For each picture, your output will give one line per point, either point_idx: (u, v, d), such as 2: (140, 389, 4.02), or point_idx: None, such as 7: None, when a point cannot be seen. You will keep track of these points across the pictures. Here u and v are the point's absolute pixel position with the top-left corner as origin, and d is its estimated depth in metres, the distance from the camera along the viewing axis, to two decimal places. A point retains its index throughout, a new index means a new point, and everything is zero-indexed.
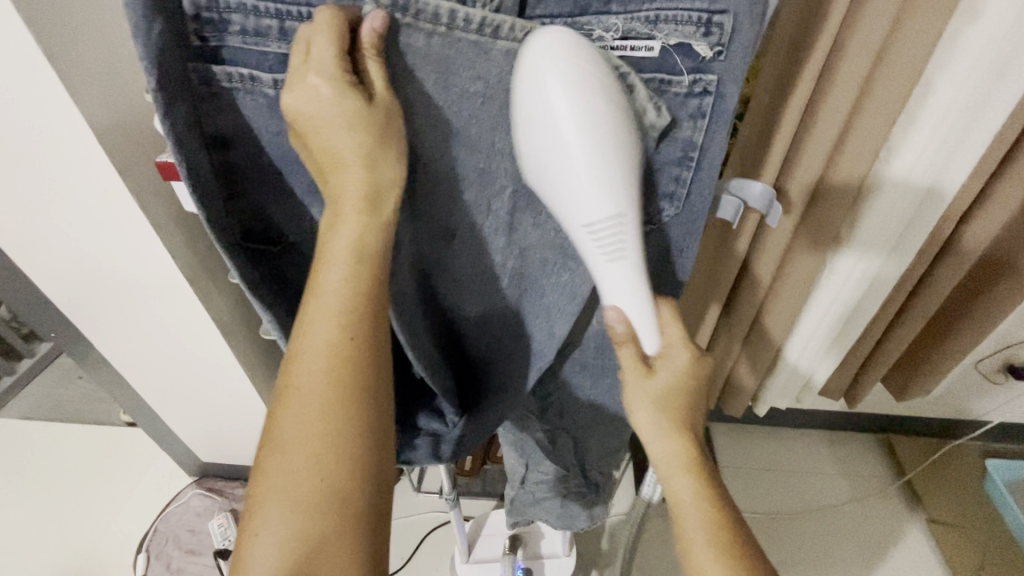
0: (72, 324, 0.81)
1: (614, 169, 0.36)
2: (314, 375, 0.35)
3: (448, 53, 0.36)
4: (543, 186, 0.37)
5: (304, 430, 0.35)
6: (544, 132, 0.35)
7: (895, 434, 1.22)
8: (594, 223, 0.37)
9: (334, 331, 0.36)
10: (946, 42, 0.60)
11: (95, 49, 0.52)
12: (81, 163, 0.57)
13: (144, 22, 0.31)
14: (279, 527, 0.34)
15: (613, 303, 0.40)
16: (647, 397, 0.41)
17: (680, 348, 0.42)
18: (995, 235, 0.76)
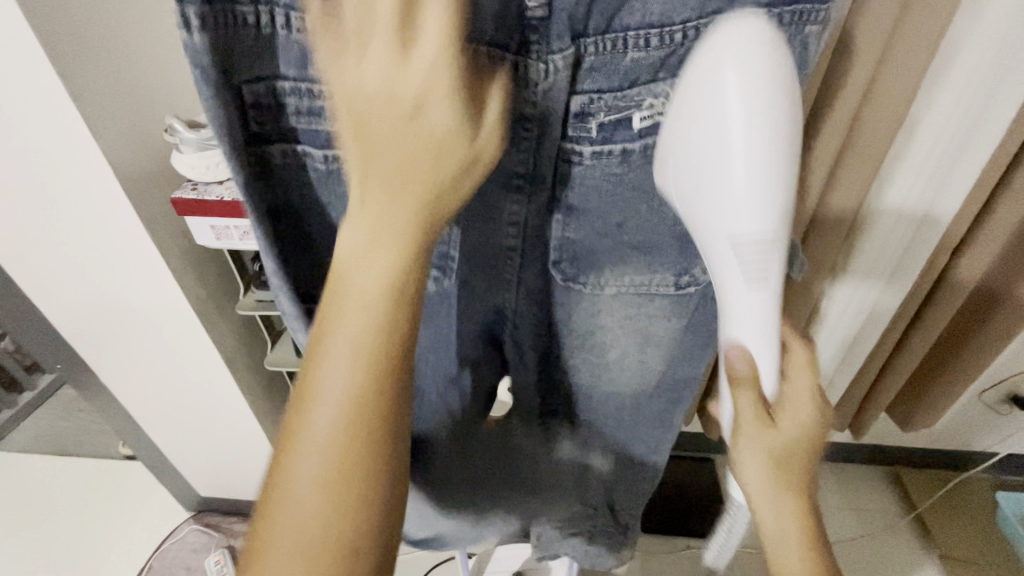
0: (78, 355, 0.81)
1: (775, 178, 0.32)
2: (334, 414, 0.29)
3: (491, 162, 0.40)
4: (692, 190, 0.35)
5: (317, 473, 0.30)
6: (710, 130, 0.32)
7: (903, 466, 1.20)
8: (741, 242, 0.34)
9: (379, 312, 0.29)
10: (929, 81, 0.63)
11: (115, 89, 0.55)
12: (99, 197, 0.59)
13: (216, 122, 0.33)
14: (310, 526, 0.30)
15: (737, 339, 0.38)
16: (769, 448, 0.40)
17: (805, 396, 0.41)
18: (983, 272, 0.77)
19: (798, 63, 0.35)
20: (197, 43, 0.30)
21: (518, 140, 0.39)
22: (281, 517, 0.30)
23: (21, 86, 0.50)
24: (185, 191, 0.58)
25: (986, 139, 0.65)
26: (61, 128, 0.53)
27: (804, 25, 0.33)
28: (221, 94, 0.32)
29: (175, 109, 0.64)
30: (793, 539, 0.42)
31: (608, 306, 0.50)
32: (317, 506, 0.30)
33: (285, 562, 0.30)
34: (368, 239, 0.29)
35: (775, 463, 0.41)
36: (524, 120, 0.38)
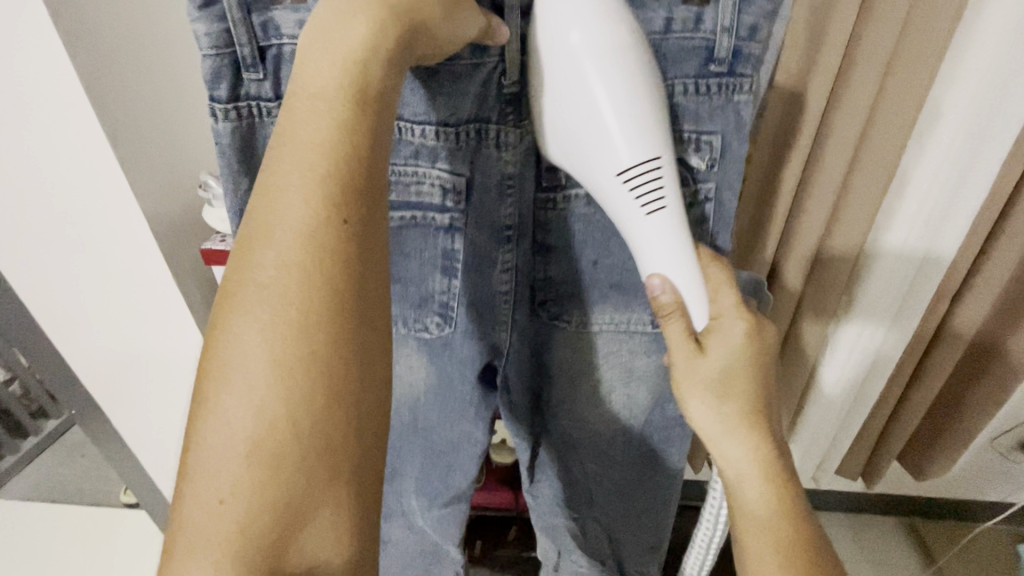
0: (94, 400, 0.82)
1: (640, 106, 0.38)
2: (252, 362, 0.30)
3: (480, 201, 0.46)
4: (574, 138, 0.39)
5: (244, 424, 0.29)
6: (570, 73, 0.38)
7: (918, 518, 1.17)
8: (627, 170, 0.38)
9: (309, 200, 0.30)
10: (916, 142, 0.68)
11: (155, 150, 0.60)
12: (130, 249, 0.63)
13: (234, 182, 0.41)
14: (242, 440, 0.29)
15: (658, 270, 0.41)
16: (700, 377, 0.42)
17: (733, 317, 0.42)
18: (981, 323, 0.79)
19: (733, 120, 0.44)
20: (223, 133, 0.39)
21: (502, 197, 0.46)
22: (210, 439, 0.30)
23: (72, 138, 0.54)
24: (216, 243, 0.61)
25: (972, 195, 0.69)
26: (103, 181, 0.57)
27: (732, 94, 0.43)
28: (246, 165, 0.41)
29: (208, 165, 0.69)
30: (749, 469, 0.42)
31: (593, 343, 0.55)
32: (243, 441, 0.29)
33: (220, 479, 0.29)
34: (300, 127, 0.31)
35: (714, 393, 0.42)
36: (506, 179, 0.45)
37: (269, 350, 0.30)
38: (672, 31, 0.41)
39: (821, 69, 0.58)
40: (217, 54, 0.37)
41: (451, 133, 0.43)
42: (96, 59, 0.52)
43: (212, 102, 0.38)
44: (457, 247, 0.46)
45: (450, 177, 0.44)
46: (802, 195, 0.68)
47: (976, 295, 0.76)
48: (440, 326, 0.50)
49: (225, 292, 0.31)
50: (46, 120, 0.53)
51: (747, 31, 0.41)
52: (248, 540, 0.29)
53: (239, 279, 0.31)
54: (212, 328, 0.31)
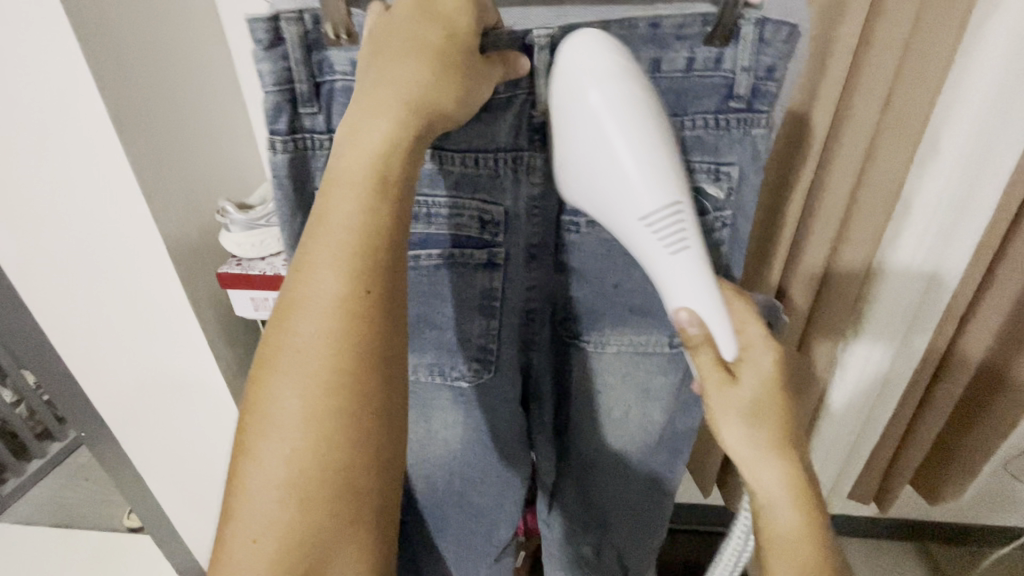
0: (103, 421, 0.82)
1: (658, 153, 0.38)
2: (293, 399, 0.32)
3: (513, 224, 0.47)
4: (597, 187, 0.39)
5: (283, 457, 0.31)
6: (589, 127, 0.38)
7: (931, 545, 1.15)
8: (650, 215, 0.38)
9: (341, 275, 0.32)
10: (919, 168, 0.69)
11: (175, 174, 0.62)
12: (147, 271, 0.64)
13: (288, 214, 0.43)
14: (285, 478, 0.31)
15: (684, 305, 0.39)
16: (736, 408, 0.41)
17: (761, 349, 0.43)
18: (990, 344, 0.79)
19: (750, 152, 0.46)
20: (279, 163, 0.41)
21: (529, 219, 0.47)
22: (249, 480, 0.32)
23: (94, 160, 0.56)
24: (231, 267, 0.62)
25: (976, 219, 0.70)
26: (123, 204, 0.59)
27: (750, 128, 0.45)
28: (297, 197, 0.43)
29: (227, 190, 0.71)
30: (781, 494, 0.41)
31: (609, 362, 0.55)
32: (285, 471, 0.31)
33: (257, 519, 0.31)
34: (334, 212, 0.33)
35: (748, 420, 0.42)
36: (532, 203, 0.46)
37: (307, 404, 0.31)
38: (693, 70, 0.43)
39: (824, 96, 0.60)
40: (278, 90, 0.39)
41: (489, 160, 0.44)
42: (124, 89, 0.54)
43: (270, 135, 0.40)
44: (496, 285, 0.48)
45: (490, 208, 0.45)
46: (808, 216, 0.70)
47: (984, 317, 0.76)
48: (478, 372, 0.51)
49: (264, 353, 0.33)
50: (73, 145, 0.55)
51: (765, 71, 0.42)
52: (291, 561, 0.32)
53: (277, 344, 0.32)
54: (253, 382, 0.33)
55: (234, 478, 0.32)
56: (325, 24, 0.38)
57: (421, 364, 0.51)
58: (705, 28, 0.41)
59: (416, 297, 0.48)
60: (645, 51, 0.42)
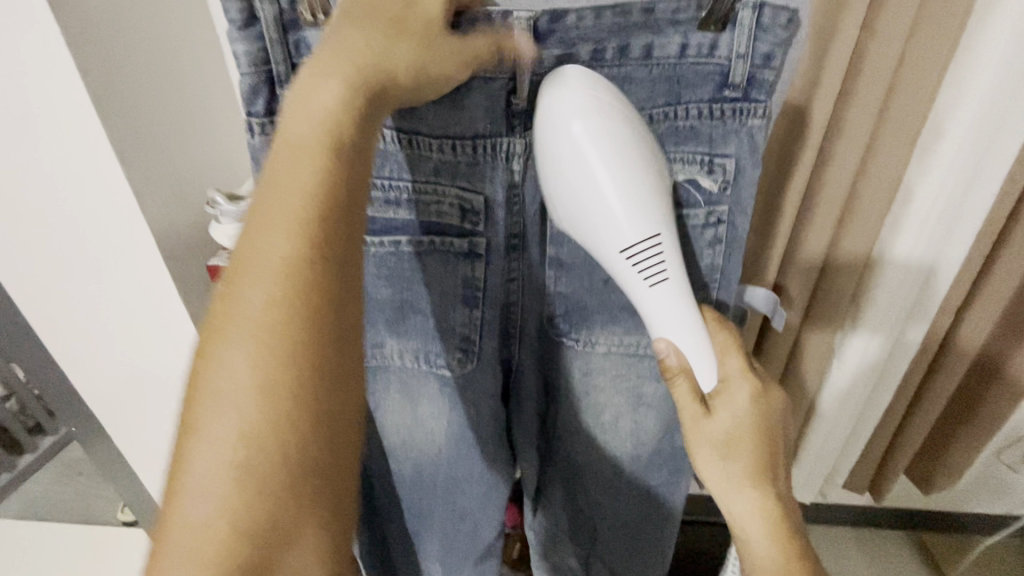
0: (93, 414, 0.81)
1: (642, 192, 0.40)
2: (239, 366, 0.30)
3: (494, 210, 0.46)
4: (581, 220, 0.41)
5: (227, 431, 0.29)
6: (574, 162, 0.39)
7: (925, 533, 1.16)
8: (633, 249, 0.40)
9: (291, 231, 0.31)
10: (919, 158, 0.69)
11: (164, 165, 0.60)
12: (137, 264, 0.62)
13: None
14: (230, 453, 0.29)
15: (661, 334, 0.43)
16: (710, 440, 0.43)
17: (738, 382, 0.44)
18: (987, 335, 0.80)
19: (748, 145, 0.45)
20: (258, 146, 0.40)
21: (513, 208, 0.46)
22: (194, 464, 0.29)
23: (81, 152, 0.54)
24: (221, 260, 0.61)
25: (973, 214, 0.69)
26: (109, 194, 0.57)
27: (746, 119, 0.44)
28: None
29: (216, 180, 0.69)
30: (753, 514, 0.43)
31: (598, 364, 0.54)
32: (230, 446, 0.29)
33: (199, 503, 0.28)
34: (285, 171, 0.32)
35: (722, 453, 0.44)
36: (513, 189, 0.45)
37: (254, 370, 0.30)
38: (687, 56, 0.42)
39: (825, 85, 0.59)
40: (254, 72, 0.38)
41: (469, 146, 0.43)
42: (114, 85, 0.53)
43: (248, 117, 0.39)
44: (478, 275, 0.47)
45: (471, 196, 0.45)
46: (808, 207, 0.69)
47: (981, 309, 0.77)
48: (461, 363, 0.51)
49: (213, 327, 0.31)
50: (59, 136, 0.54)
51: (761, 59, 0.41)
52: (236, 557, 0.28)
53: (223, 317, 0.31)
54: (200, 357, 0.31)
55: (175, 466, 0.29)
56: (300, 4, 0.37)
57: (406, 351, 0.51)
58: (700, 14, 0.41)
59: (397, 283, 0.48)
60: (639, 36, 0.41)
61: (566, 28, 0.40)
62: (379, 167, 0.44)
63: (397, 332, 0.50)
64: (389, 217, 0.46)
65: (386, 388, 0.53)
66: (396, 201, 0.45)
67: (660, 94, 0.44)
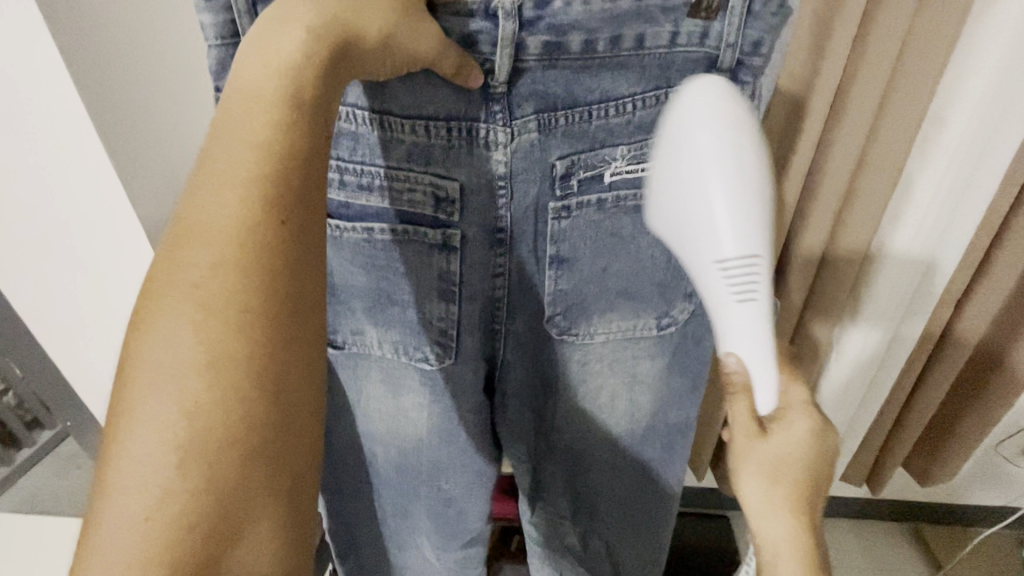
0: (86, 409, 0.81)
1: (751, 211, 0.40)
2: (182, 337, 0.29)
3: (472, 199, 0.44)
4: (680, 223, 0.41)
5: (169, 405, 0.28)
6: (689, 168, 0.40)
7: (922, 524, 1.16)
8: (728, 261, 0.40)
9: (242, 193, 0.30)
10: (920, 149, 0.67)
11: (155, 153, 0.56)
12: (123, 258, 0.60)
13: None
14: (173, 428, 0.28)
15: (734, 350, 0.42)
16: (761, 460, 0.42)
17: (799, 412, 0.43)
18: (988, 327, 0.79)
19: None
20: None
21: (495, 200, 0.45)
22: (130, 442, 0.28)
23: (59, 135, 0.50)
24: None
25: (977, 202, 0.69)
26: (94, 179, 0.53)
27: None
28: None
29: None
30: (776, 512, 0.42)
31: (598, 351, 0.54)
32: (173, 422, 0.28)
33: (138, 481, 0.27)
34: (234, 132, 0.31)
35: (768, 476, 0.42)
36: (496, 182, 0.44)
37: (199, 342, 0.29)
38: (677, 43, 0.41)
39: (826, 73, 0.57)
40: (223, 44, 0.38)
41: (444, 130, 0.42)
42: (102, 64, 0.48)
43: (218, 92, 0.39)
44: (452, 268, 0.47)
45: (445, 183, 0.44)
46: (807, 197, 0.68)
47: (982, 302, 0.76)
48: (438, 357, 0.51)
49: (151, 298, 0.30)
50: (40, 119, 0.50)
51: (750, 46, 0.42)
52: (185, 535, 0.27)
53: (159, 288, 0.30)
54: (135, 329, 0.30)
55: (108, 443, 0.28)
56: None
57: (386, 340, 0.51)
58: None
59: (372, 271, 0.48)
60: (631, 25, 0.40)
61: (554, 15, 0.39)
62: (352, 150, 0.43)
63: (375, 318, 0.50)
64: (364, 202, 0.45)
65: (368, 371, 0.54)
66: (371, 187, 0.44)
67: (652, 79, 0.43)
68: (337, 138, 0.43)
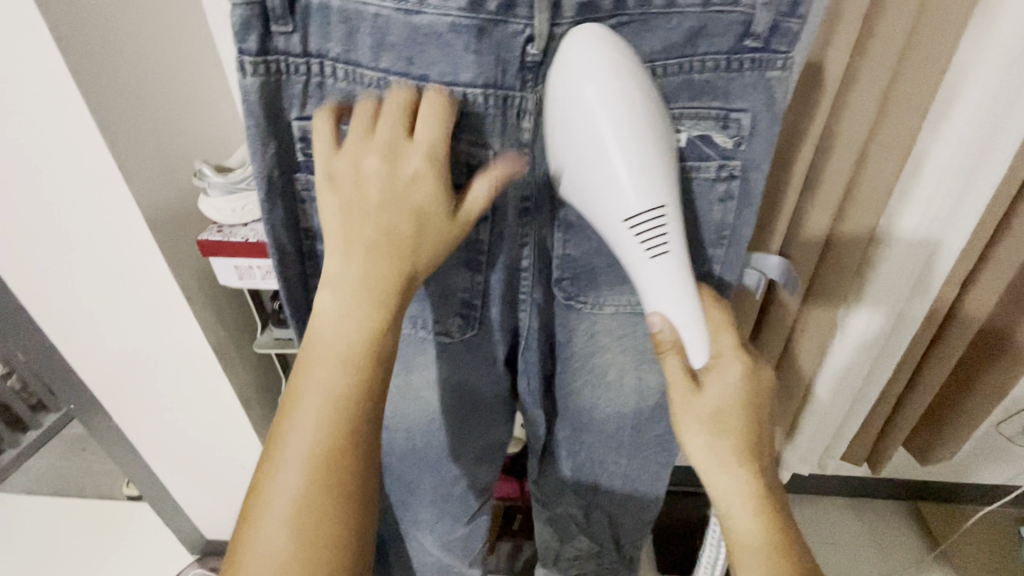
0: (89, 394, 0.81)
1: (650, 165, 0.40)
2: (298, 469, 0.35)
3: (503, 169, 0.44)
4: (585, 183, 0.41)
5: (284, 526, 0.34)
6: (583, 122, 0.39)
7: (922, 502, 1.18)
8: (635, 217, 0.41)
9: (353, 352, 0.37)
10: (933, 122, 0.66)
11: (150, 135, 0.58)
12: (125, 240, 0.60)
13: (262, 147, 0.42)
14: (285, 545, 0.34)
15: (658, 309, 0.44)
16: (697, 413, 0.44)
17: (730, 359, 0.45)
18: (993, 306, 0.79)
19: (763, 98, 0.43)
20: (250, 87, 0.39)
21: (521, 163, 0.44)
22: (252, 552, 0.34)
23: (54, 117, 0.51)
24: (212, 235, 0.60)
25: (988, 174, 0.65)
26: (88, 160, 0.54)
27: (765, 70, 0.42)
28: (269, 128, 0.41)
29: (203, 154, 0.67)
30: (725, 464, 0.43)
31: (606, 324, 0.54)
32: (285, 541, 0.34)
33: None
34: (346, 301, 0.38)
35: (713, 429, 0.43)
36: (525, 147, 0.44)
37: (308, 478, 0.35)
38: (710, 3, 0.40)
39: (837, 45, 0.56)
40: (247, 4, 0.36)
41: (481, 97, 0.41)
42: (95, 55, 0.51)
43: (239, 55, 0.38)
44: (481, 236, 0.47)
45: (478, 151, 0.44)
46: (815, 176, 0.67)
47: (989, 278, 0.76)
48: (461, 329, 0.52)
49: (274, 437, 0.36)
50: (30, 104, 0.51)
51: (788, 6, 0.40)
52: None
53: (277, 437, 0.36)
54: (262, 466, 0.36)
55: (233, 557, 0.34)
56: None
57: (401, 316, 0.52)
58: None
59: None
60: None
61: None
62: None
63: None
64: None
65: None
66: None
67: (675, 45, 0.42)
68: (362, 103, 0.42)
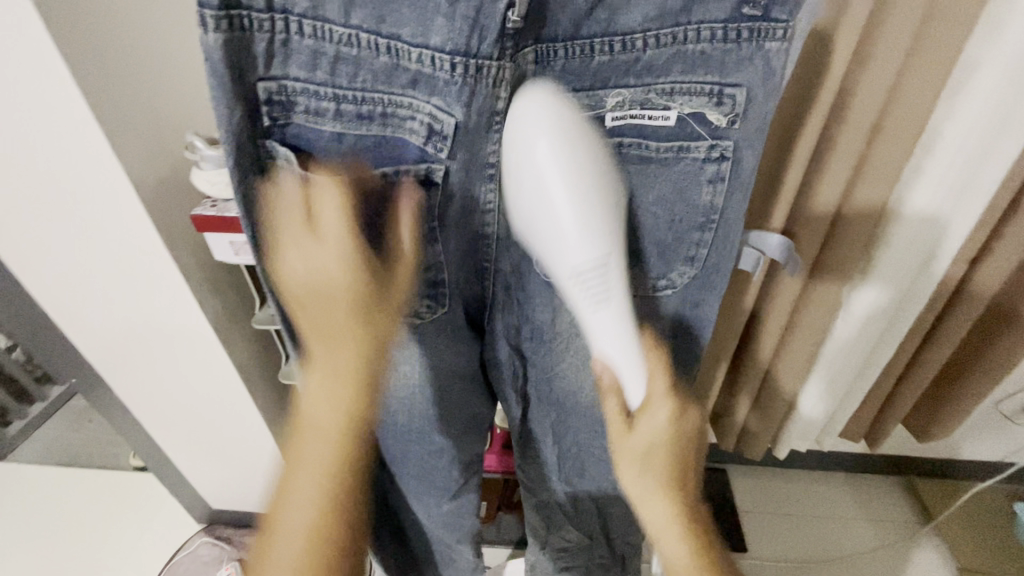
0: (88, 369, 0.81)
1: (592, 219, 0.40)
2: (292, 555, 0.39)
3: (473, 137, 0.43)
4: (535, 234, 0.41)
5: None
6: (530, 180, 0.39)
7: (915, 476, 1.19)
8: (579, 269, 0.40)
9: (330, 439, 0.40)
10: (950, 92, 0.63)
11: (138, 106, 0.56)
12: (118, 215, 0.59)
13: (227, 112, 0.37)
14: None
15: (599, 355, 0.45)
16: (631, 455, 0.44)
17: (661, 404, 0.44)
18: (1001, 283, 0.77)
19: (761, 72, 0.42)
20: (213, 44, 0.35)
21: (490, 134, 0.44)
22: None
23: (38, 88, 0.49)
24: (206, 210, 0.59)
25: (1005, 148, 0.63)
26: (76, 132, 0.52)
27: (762, 41, 0.41)
28: (235, 88, 0.37)
29: (194, 125, 0.65)
30: (655, 500, 0.45)
31: None
32: None
33: None
34: (312, 392, 0.41)
35: (642, 465, 0.44)
36: (495, 117, 0.43)
37: (301, 557, 0.39)
38: None
39: (854, 11, 0.53)
40: None
41: (450, 63, 0.39)
42: (78, 20, 0.49)
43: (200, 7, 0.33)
44: (433, 202, 0.45)
45: (442, 117, 0.41)
46: (825, 150, 0.65)
47: (999, 255, 0.74)
48: (431, 310, 0.52)
49: (267, 532, 0.40)
50: (11, 72, 0.49)
51: None
52: None
53: (274, 519, 0.40)
54: (258, 554, 0.40)
55: None
56: None
57: None
58: None
59: None
60: None
61: None
62: (353, 76, 0.40)
63: None
64: (365, 136, 0.42)
65: None
66: (370, 115, 0.41)
67: (670, 12, 0.40)
68: (332, 64, 0.39)
